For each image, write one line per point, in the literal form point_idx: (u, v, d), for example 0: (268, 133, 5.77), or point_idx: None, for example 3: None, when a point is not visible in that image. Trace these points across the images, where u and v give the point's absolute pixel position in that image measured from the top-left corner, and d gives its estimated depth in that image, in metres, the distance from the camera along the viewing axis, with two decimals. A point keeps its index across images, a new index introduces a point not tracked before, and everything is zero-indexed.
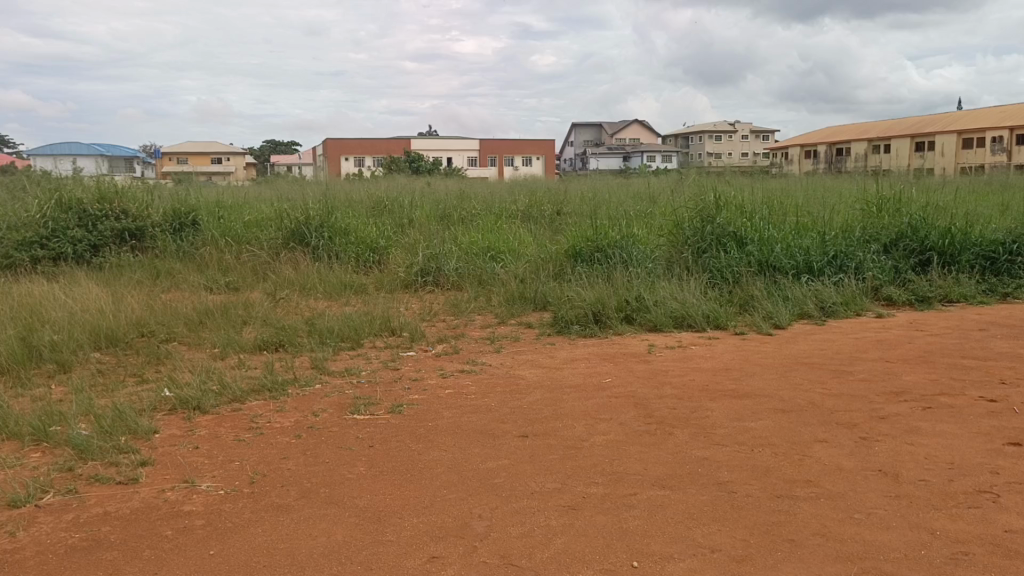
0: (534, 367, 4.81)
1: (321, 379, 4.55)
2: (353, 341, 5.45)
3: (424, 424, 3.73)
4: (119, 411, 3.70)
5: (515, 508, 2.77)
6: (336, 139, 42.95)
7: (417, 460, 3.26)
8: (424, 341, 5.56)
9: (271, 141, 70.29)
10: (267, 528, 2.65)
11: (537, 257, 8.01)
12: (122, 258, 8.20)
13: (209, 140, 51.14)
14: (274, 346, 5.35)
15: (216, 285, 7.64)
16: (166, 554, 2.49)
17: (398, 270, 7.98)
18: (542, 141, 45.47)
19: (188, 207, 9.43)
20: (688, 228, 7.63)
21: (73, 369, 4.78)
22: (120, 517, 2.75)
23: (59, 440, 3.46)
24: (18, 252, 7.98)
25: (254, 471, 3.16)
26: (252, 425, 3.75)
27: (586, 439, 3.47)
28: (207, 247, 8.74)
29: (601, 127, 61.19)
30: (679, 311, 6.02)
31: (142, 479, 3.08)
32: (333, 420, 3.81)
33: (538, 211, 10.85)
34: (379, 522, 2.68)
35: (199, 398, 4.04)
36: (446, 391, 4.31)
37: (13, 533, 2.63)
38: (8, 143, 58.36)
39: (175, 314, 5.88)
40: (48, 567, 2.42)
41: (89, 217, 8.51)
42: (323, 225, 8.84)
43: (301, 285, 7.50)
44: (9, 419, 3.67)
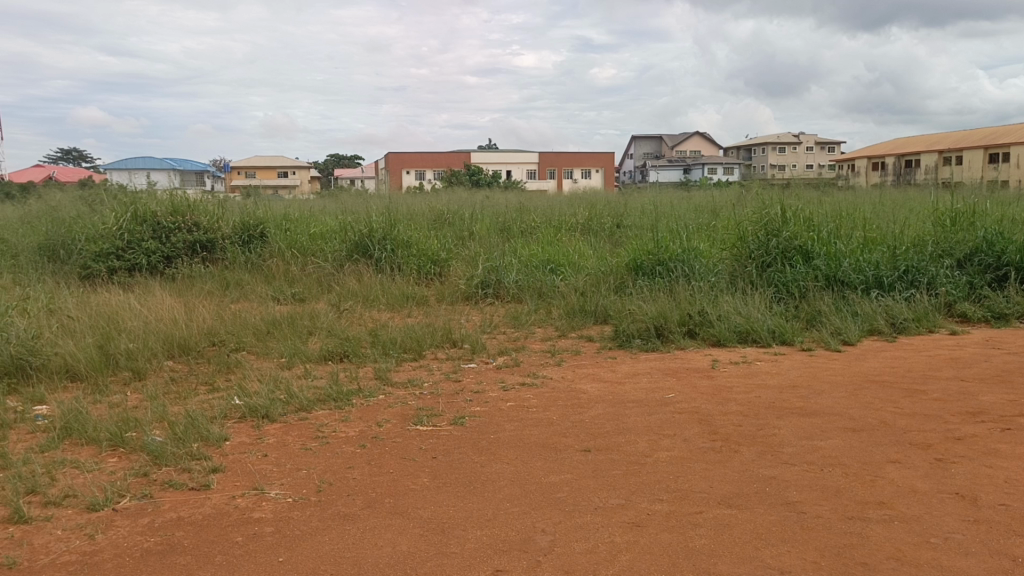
0: (596, 381, 4.79)
1: (385, 390, 4.60)
2: (415, 352, 5.51)
3: (486, 436, 3.75)
4: (192, 418, 3.81)
5: (579, 523, 2.76)
6: (398, 153, 43.59)
7: (480, 472, 3.27)
8: (486, 353, 5.58)
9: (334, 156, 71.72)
10: (335, 537, 2.69)
11: (596, 270, 7.99)
12: (193, 269, 8.45)
13: (275, 156, 52.49)
14: (339, 356, 5.44)
15: (282, 295, 7.81)
16: (237, 560, 2.55)
17: (459, 282, 8.04)
18: (601, 154, 45.39)
19: (256, 220, 9.69)
20: (752, 241, 7.51)
21: (147, 376, 4.94)
22: (193, 522, 2.83)
23: (135, 446, 3.58)
24: (96, 264, 8.29)
25: (321, 480, 3.22)
26: (318, 434, 3.82)
27: (650, 455, 3.44)
28: (274, 259, 8.96)
29: (661, 140, 60.82)
30: (744, 326, 5.94)
31: (213, 485, 3.16)
32: (397, 431, 3.85)
33: (598, 224, 10.82)
34: (443, 534, 2.70)
35: (267, 407, 4.13)
36: (508, 403, 4.32)
37: (92, 536, 2.73)
38: (87, 158, 60.77)
39: (244, 324, 6.03)
40: (126, 569, 2.50)
41: (162, 229, 8.79)
42: (386, 237, 8.96)
43: (365, 296, 7.62)
44: (87, 425, 3.80)
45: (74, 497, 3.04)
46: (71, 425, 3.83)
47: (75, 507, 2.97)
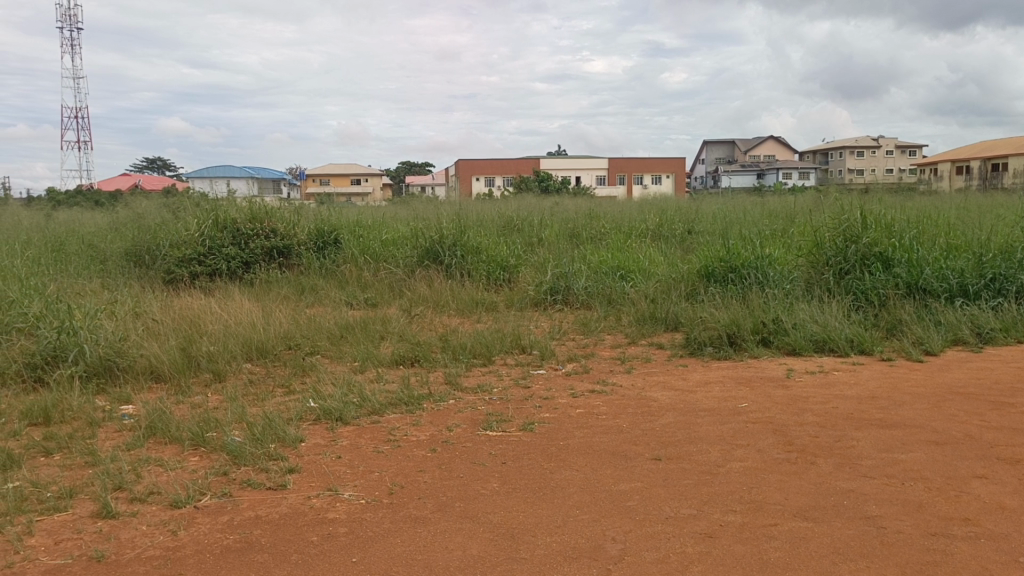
0: (667, 390, 4.73)
1: (455, 395, 4.64)
2: (485, 357, 5.55)
3: (555, 442, 3.75)
4: (270, 420, 3.92)
5: (650, 532, 2.74)
6: (468, 161, 44.03)
7: (550, 479, 3.27)
8: (555, 359, 5.58)
9: (406, 163, 72.82)
10: (406, 539, 2.73)
11: (667, 276, 7.91)
12: (270, 274, 8.70)
13: (349, 165, 53.75)
14: (410, 361, 5.52)
15: (355, 300, 7.96)
16: (312, 559, 2.61)
17: (528, 288, 8.06)
18: (671, 159, 44.92)
19: (331, 227, 9.92)
20: (829, 247, 7.33)
21: (227, 378, 5.10)
22: (270, 520, 2.91)
23: (215, 445, 3.70)
24: (179, 269, 8.60)
25: (392, 483, 3.27)
26: (390, 437, 3.87)
27: (722, 464, 3.38)
28: (347, 264, 9.16)
29: (734, 145, 59.86)
30: (821, 334, 5.79)
31: (289, 485, 3.24)
32: (467, 436, 3.88)
33: (669, 230, 10.71)
34: (513, 539, 2.71)
35: (341, 410, 4.22)
36: (577, 410, 4.31)
37: (175, 532, 2.83)
38: (170, 167, 63.12)
39: (318, 328, 6.18)
40: (206, 565, 2.58)
41: (242, 235, 9.07)
42: (456, 243, 9.04)
43: (435, 302, 7.71)
44: (171, 424, 3.94)
45: (158, 495, 3.15)
46: (155, 424, 3.98)
47: (159, 504, 3.09)
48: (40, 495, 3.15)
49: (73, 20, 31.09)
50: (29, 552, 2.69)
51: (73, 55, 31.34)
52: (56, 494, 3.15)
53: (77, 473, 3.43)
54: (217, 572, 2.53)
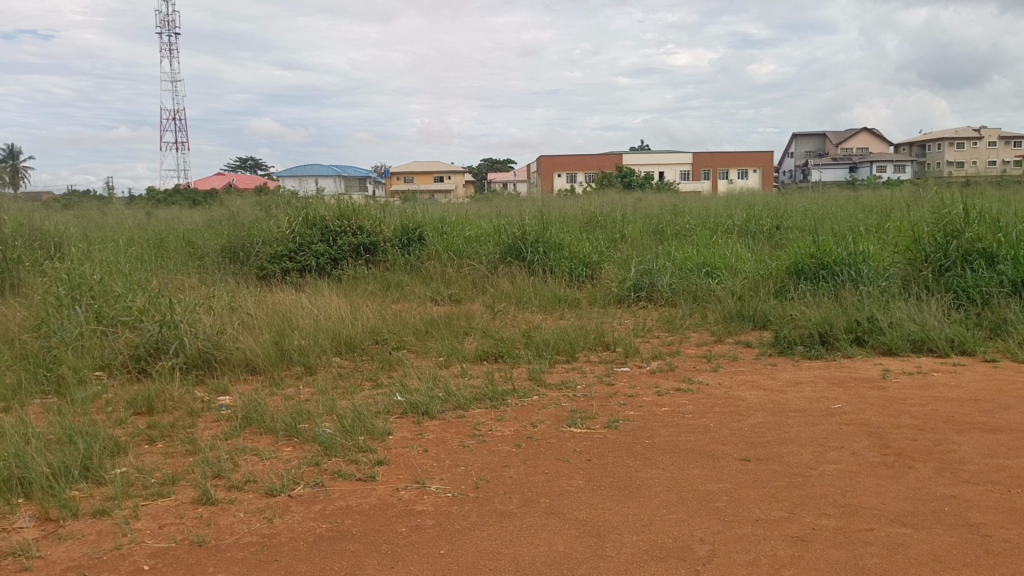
0: (755, 389, 4.62)
1: (539, 391, 4.65)
2: (568, 354, 5.54)
3: (640, 440, 3.72)
4: (359, 413, 4.02)
5: (740, 534, 2.69)
6: (550, 158, 44.09)
7: (636, 477, 3.25)
8: (639, 357, 5.53)
9: (489, 161, 73.45)
10: (493, 533, 2.75)
11: (755, 273, 7.74)
12: (357, 270, 8.90)
13: (432, 166, 54.72)
14: (494, 356, 5.55)
15: (439, 296, 8.06)
16: (401, 549, 2.66)
17: (612, 284, 8.00)
18: (758, 154, 43.89)
19: (416, 224, 10.09)
20: (928, 243, 7.04)
21: (317, 371, 5.25)
22: (360, 511, 2.98)
23: (307, 437, 3.81)
24: (271, 265, 8.88)
25: (478, 477, 3.30)
26: (475, 432, 3.91)
27: (814, 467, 3.29)
28: (432, 260, 9.29)
29: (825, 138, 58.06)
30: (919, 334, 5.57)
31: (378, 477, 3.31)
32: (551, 432, 3.89)
33: (756, 226, 10.46)
34: (599, 536, 2.70)
35: (427, 404, 4.28)
36: (663, 409, 4.26)
37: (271, 519, 2.92)
38: (262, 166, 65.24)
39: (404, 323, 6.29)
40: (300, 553, 2.66)
41: (330, 232, 9.31)
42: (538, 239, 9.04)
43: (518, 298, 7.74)
44: (265, 415, 4.08)
45: (254, 483, 3.27)
46: (251, 414, 4.13)
47: (255, 491, 3.20)
48: (145, 480, 3.30)
49: (171, 26, 32.44)
50: (135, 535, 2.83)
51: (172, 61, 32.75)
52: (159, 480, 3.30)
53: (179, 460, 3.59)
54: (311, 559, 2.61)
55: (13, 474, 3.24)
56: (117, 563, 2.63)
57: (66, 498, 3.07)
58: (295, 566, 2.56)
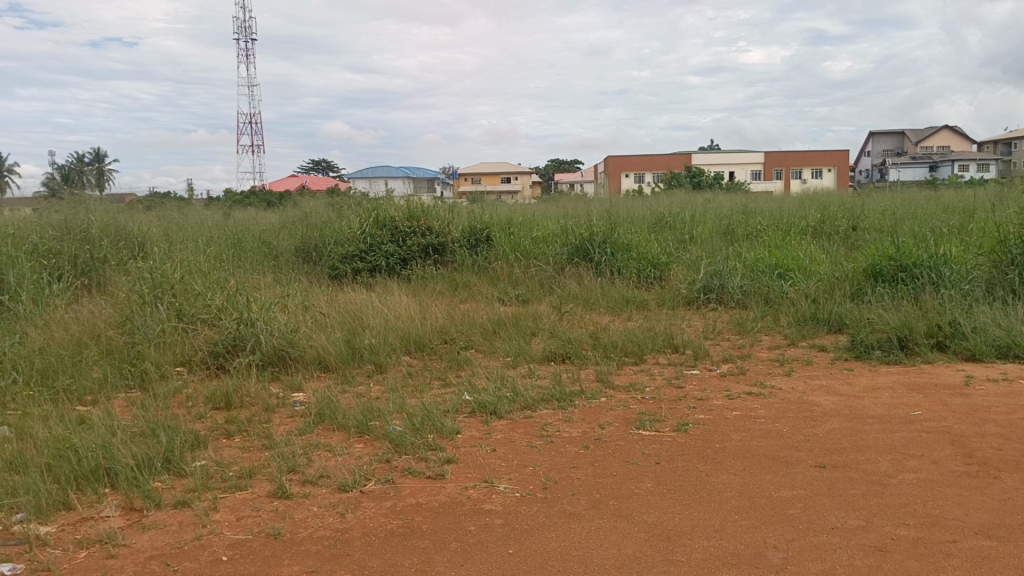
0: (830, 395, 4.51)
1: (607, 392, 4.63)
2: (636, 356, 5.50)
3: (711, 444, 3.67)
4: (428, 411, 4.07)
5: (815, 542, 2.63)
6: (618, 158, 43.86)
7: (706, 481, 3.20)
8: (709, 360, 5.45)
9: (556, 163, 73.54)
10: (561, 534, 2.75)
11: (830, 275, 7.55)
12: (426, 270, 9.01)
13: (499, 167, 55.12)
14: (562, 357, 5.55)
15: (507, 297, 8.09)
16: (470, 548, 2.68)
17: (680, 286, 7.90)
18: (833, 153, 42.80)
19: (483, 224, 10.18)
20: (1015, 246, 6.75)
21: (388, 369, 5.33)
22: (430, 508, 3.01)
23: (378, 434, 3.88)
24: (342, 265, 9.06)
25: (546, 478, 3.30)
26: (543, 433, 3.91)
27: (893, 475, 3.20)
28: (499, 261, 9.34)
29: (903, 136, 56.30)
30: (1005, 340, 5.34)
31: (447, 475, 3.35)
32: (620, 434, 3.87)
33: (831, 227, 10.20)
34: (669, 541, 2.68)
35: (494, 404, 4.31)
36: (734, 413, 4.19)
37: (344, 514, 2.98)
38: (333, 168, 66.57)
39: (472, 323, 6.34)
40: (372, 548, 2.71)
41: (400, 233, 9.44)
42: (606, 240, 9.01)
43: (585, 299, 7.71)
44: (337, 412, 4.17)
45: (327, 478, 3.34)
46: (324, 411, 4.22)
47: (328, 487, 3.27)
48: (223, 473, 3.41)
49: (248, 32, 33.35)
50: (213, 527, 2.92)
51: (248, 65, 33.74)
52: (237, 473, 3.40)
53: (255, 454, 3.69)
54: (382, 554, 2.65)
55: (99, 464, 3.36)
56: (198, 553, 2.72)
57: (149, 488, 3.19)
58: (368, 561, 2.61)
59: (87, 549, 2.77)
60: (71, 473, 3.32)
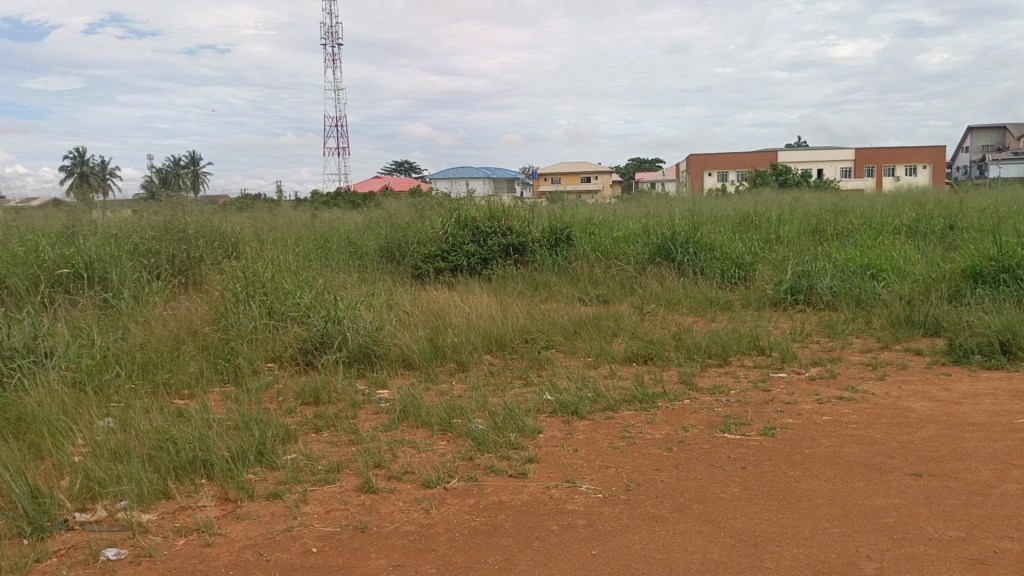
0: (926, 400, 4.33)
1: (690, 394, 4.57)
2: (721, 358, 5.40)
3: (799, 450, 3.58)
4: (510, 410, 4.09)
5: (911, 553, 2.54)
6: (700, 157, 43.22)
7: (795, 488, 3.12)
8: (797, 363, 5.31)
9: (637, 162, 72.99)
10: (645, 536, 2.73)
11: (925, 276, 7.25)
12: (506, 270, 9.06)
13: (578, 166, 55.06)
14: (643, 358, 5.50)
15: (588, 297, 8.06)
16: (553, 548, 2.68)
17: (766, 287, 7.71)
18: (929, 149, 41.15)
19: (564, 224, 10.18)
20: None
21: (470, 368, 5.39)
22: (513, 507, 3.03)
23: (461, 431, 3.92)
24: (425, 265, 9.18)
25: (629, 479, 3.28)
26: (625, 434, 3.89)
27: (995, 485, 3.05)
28: (580, 261, 9.31)
29: (1005, 131, 53.67)
30: None
31: (529, 474, 3.36)
32: (704, 437, 3.80)
33: (926, 226, 9.80)
34: (756, 547, 2.62)
35: (576, 404, 4.30)
36: (824, 417, 4.07)
37: (428, 510, 3.03)
38: (415, 168, 67.58)
39: (553, 322, 6.35)
40: (456, 544, 2.74)
41: (481, 233, 9.52)
42: (689, 240, 8.89)
43: (667, 300, 7.62)
44: (421, 409, 4.23)
45: (412, 474, 3.40)
46: (407, 408, 4.28)
47: (413, 482, 3.32)
48: (312, 467, 3.51)
49: (334, 36, 34.19)
50: (304, 519, 3.00)
51: (334, 69, 34.60)
52: (325, 467, 3.49)
53: (342, 449, 3.78)
54: (467, 551, 2.68)
55: (196, 455, 3.50)
56: (289, 544, 2.80)
57: (243, 480, 3.31)
58: (452, 557, 2.65)
59: (185, 537, 2.89)
60: (170, 463, 3.46)
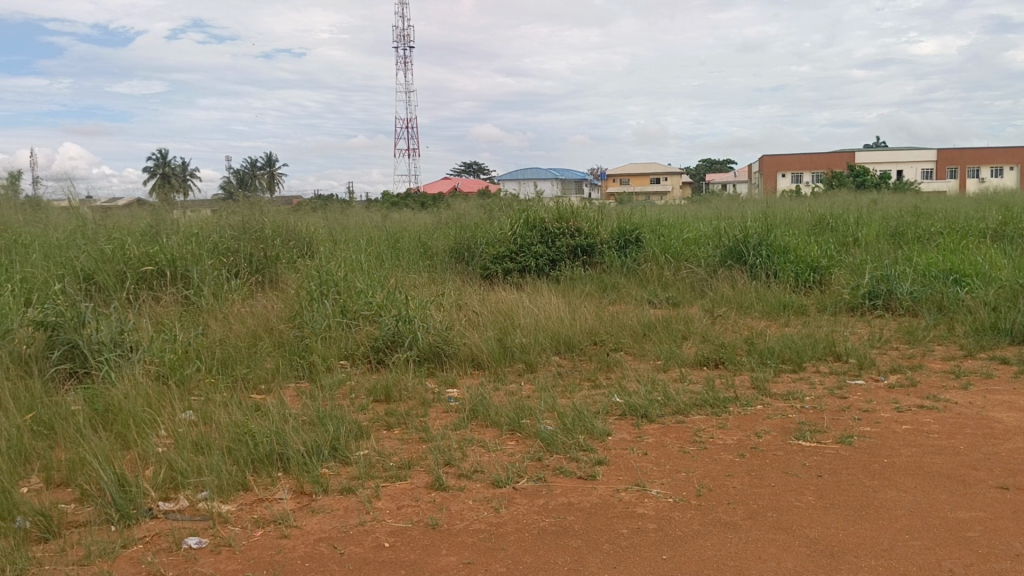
0: (1013, 411, 4.15)
1: (763, 400, 4.48)
2: (795, 363, 5.28)
3: (878, 459, 3.48)
4: (579, 412, 4.09)
5: (997, 569, 2.44)
6: (773, 158, 42.39)
7: (873, 498, 3.03)
8: (875, 370, 5.16)
9: (707, 163, 71.99)
10: (717, 543, 2.70)
11: (1013, 282, 6.96)
12: (574, 272, 9.05)
13: (648, 166, 54.61)
14: (714, 362, 5.42)
15: (657, 299, 7.99)
16: (623, 551, 2.67)
17: (843, 291, 7.51)
18: (1017, 150, 39.48)
19: (633, 225, 10.11)
20: None
21: (538, 369, 5.40)
22: (583, 508, 3.02)
23: (530, 432, 3.93)
24: (494, 265, 9.22)
25: (700, 484, 3.24)
26: (696, 438, 3.84)
27: None
28: (649, 263, 9.23)
29: None
30: None
31: (598, 476, 3.35)
32: (778, 444, 3.73)
33: (1014, 229, 9.40)
34: (832, 557, 2.56)
35: (646, 407, 4.26)
36: (903, 426, 3.95)
37: (498, 509, 3.05)
38: (483, 169, 67.97)
39: (622, 325, 6.30)
40: (526, 544, 2.75)
41: (550, 234, 9.53)
42: (761, 243, 8.72)
43: (739, 303, 7.50)
44: (490, 409, 4.26)
45: (481, 473, 3.42)
46: (477, 407, 4.32)
47: (483, 481, 3.34)
48: (384, 463, 3.57)
49: (406, 40, 34.69)
50: (376, 513, 3.05)
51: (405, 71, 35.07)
52: (397, 463, 3.55)
53: (413, 446, 3.83)
54: (536, 551, 2.69)
55: (273, 449, 3.60)
56: (362, 538, 2.86)
57: (317, 474, 3.39)
58: (522, 556, 2.66)
59: (263, 528, 2.97)
60: (249, 456, 3.56)
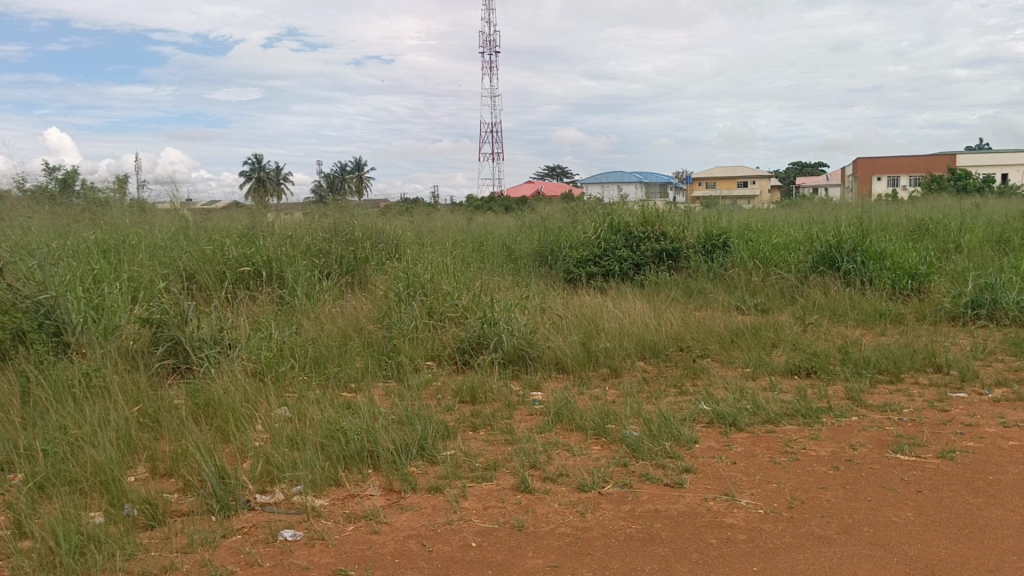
0: None
1: (859, 411, 4.34)
2: (892, 374, 5.10)
3: (983, 476, 3.32)
4: (666, 418, 4.04)
5: None
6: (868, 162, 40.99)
7: (977, 516, 2.90)
8: (979, 383, 4.93)
9: (797, 166, 70.13)
10: (810, 556, 2.63)
11: None
12: (660, 276, 8.96)
13: (734, 169, 53.59)
14: (806, 370, 5.28)
15: (745, 305, 7.83)
16: (712, 561, 2.63)
17: (943, 300, 7.21)
18: None
19: (720, 230, 9.94)
20: None
21: (623, 374, 5.37)
22: (670, 516, 2.99)
23: (615, 437, 3.91)
24: (577, 269, 9.20)
25: (792, 496, 3.16)
26: (787, 449, 3.75)
27: None
28: (736, 268, 9.06)
29: None
30: None
31: (686, 484, 3.31)
32: (874, 457, 3.60)
33: None
34: None
35: (735, 415, 4.18)
36: (1010, 442, 3.76)
37: (584, 513, 3.05)
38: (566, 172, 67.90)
39: (709, 331, 6.20)
40: (612, 550, 2.74)
41: (634, 238, 9.44)
42: (856, 248, 8.44)
43: (832, 311, 7.29)
44: (576, 413, 4.25)
45: (567, 476, 3.42)
46: (562, 411, 4.32)
47: (568, 485, 3.35)
48: (470, 464, 3.61)
49: (491, 45, 34.93)
50: (463, 513, 3.09)
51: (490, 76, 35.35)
52: (483, 465, 3.58)
53: (499, 448, 3.87)
54: (623, 557, 2.68)
55: (364, 447, 3.68)
56: (450, 536, 2.90)
57: (406, 472, 3.45)
58: (609, 562, 2.65)
59: (354, 523, 3.05)
60: (341, 452, 3.65)
